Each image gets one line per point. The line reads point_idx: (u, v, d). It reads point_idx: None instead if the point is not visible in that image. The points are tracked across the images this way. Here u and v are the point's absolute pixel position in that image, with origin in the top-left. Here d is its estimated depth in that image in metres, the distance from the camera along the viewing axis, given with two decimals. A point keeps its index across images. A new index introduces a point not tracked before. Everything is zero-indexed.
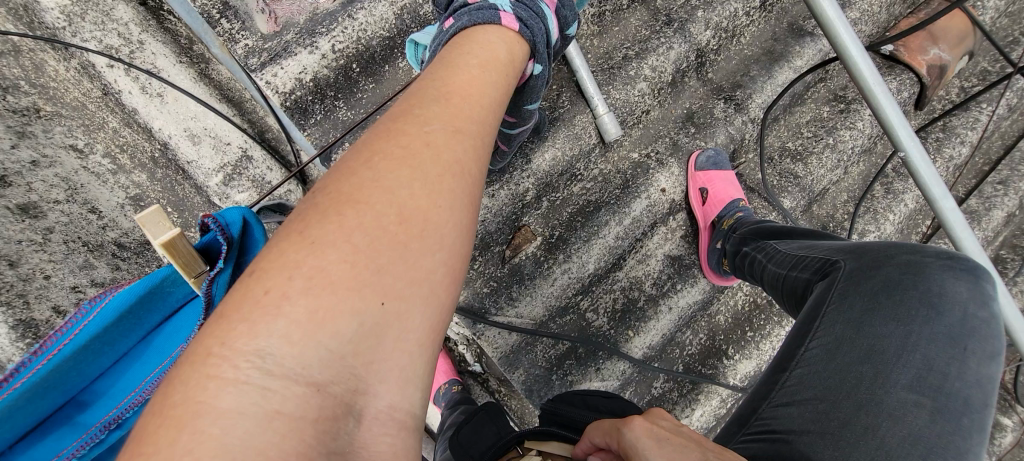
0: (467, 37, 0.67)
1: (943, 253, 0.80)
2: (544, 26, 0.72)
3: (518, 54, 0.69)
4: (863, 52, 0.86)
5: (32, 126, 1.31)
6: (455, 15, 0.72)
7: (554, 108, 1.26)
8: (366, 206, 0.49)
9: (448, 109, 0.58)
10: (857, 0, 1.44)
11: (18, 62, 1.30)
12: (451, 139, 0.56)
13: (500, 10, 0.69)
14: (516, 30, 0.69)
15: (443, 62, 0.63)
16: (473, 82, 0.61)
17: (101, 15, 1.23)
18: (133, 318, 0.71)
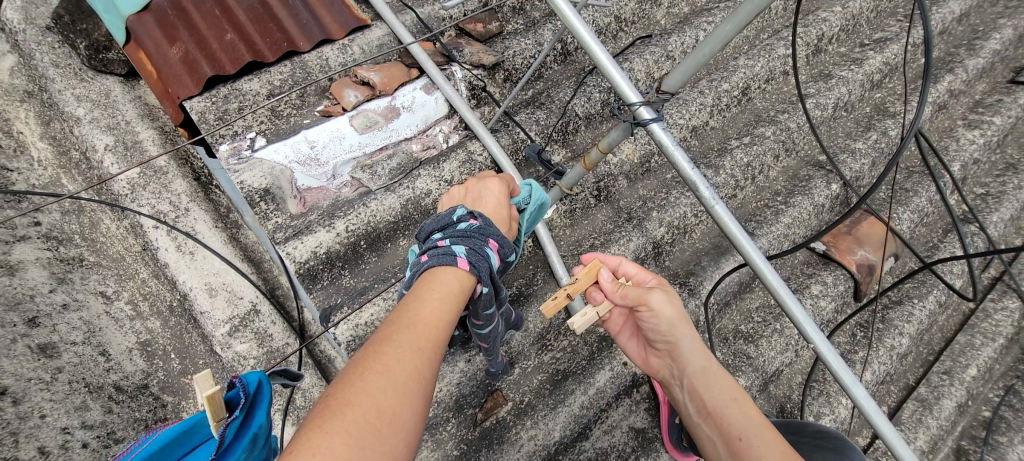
0: (431, 274, 0.86)
1: (817, 433, 1.19)
2: (488, 264, 0.90)
3: (467, 289, 0.87)
4: (763, 260, 1.06)
5: (72, 273, 1.72)
6: (426, 253, 0.90)
7: (530, 285, 1.46)
8: (359, 402, 0.65)
9: (416, 332, 0.76)
10: (788, 208, 1.75)
11: (79, 219, 1.80)
12: (417, 353, 0.74)
13: (455, 255, 0.88)
14: (467, 271, 0.87)
15: (414, 294, 0.82)
16: (434, 309, 0.80)
17: (159, 188, 1.76)
18: (169, 450, 0.83)
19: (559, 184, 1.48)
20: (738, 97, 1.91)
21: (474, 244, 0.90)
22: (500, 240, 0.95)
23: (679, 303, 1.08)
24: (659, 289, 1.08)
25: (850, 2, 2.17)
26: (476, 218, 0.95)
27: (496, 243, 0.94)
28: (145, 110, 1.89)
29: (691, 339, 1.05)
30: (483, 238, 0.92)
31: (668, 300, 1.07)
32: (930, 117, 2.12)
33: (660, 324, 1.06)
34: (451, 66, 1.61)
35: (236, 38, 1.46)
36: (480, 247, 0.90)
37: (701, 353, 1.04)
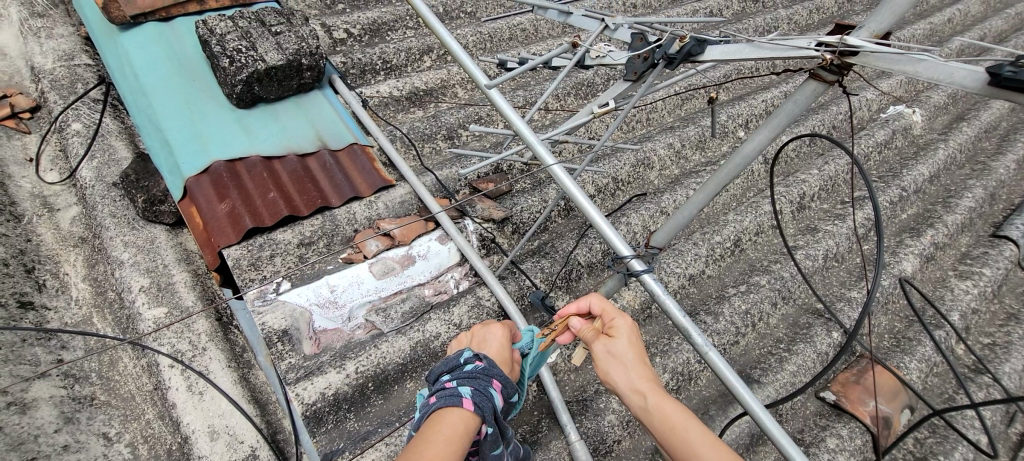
0: (439, 416, 0.90)
1: None
2: (492, 404, 0.94)
3: (472, 430, 0.90)
4: (763, 411, 1.08)
5: (81, 411, 1.76)
6: (435, 395, 0.95)
7: (534, 431, 1.45)
8: None
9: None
10: (791, 356, 1.77)
11: (100, 358, 1.89)
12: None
13: (461, 396, 0.92)
14: (471, 411, 0.91)
15: (421, 438, 0.86)
16: (440, 452, 0.84)
17: (182, 328, 1.88)
18: None
19: None
20: (731, 248, 2.04)
21: (478, 385, 0.95)
22: (504, 380, 1.00)
23: (620, 349, 1.05)
24: (598, 342, 1.08)
25: (825, 166, 2.41)
26: (481, 359, 1.01)
27: (500, 383, 0.99)
28: (183, 255, 2.06)
29: (627, 383, 1.02)
30: (488, 378, 0.97)
31: (605, 352, 1.06)
32: (921, 267, 2.21)
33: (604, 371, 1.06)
34: (464, 219, 1.78)
35: (278, 195, 1.67)
36: (484, 387, 0.95)
37: (638, 393, 1.00)
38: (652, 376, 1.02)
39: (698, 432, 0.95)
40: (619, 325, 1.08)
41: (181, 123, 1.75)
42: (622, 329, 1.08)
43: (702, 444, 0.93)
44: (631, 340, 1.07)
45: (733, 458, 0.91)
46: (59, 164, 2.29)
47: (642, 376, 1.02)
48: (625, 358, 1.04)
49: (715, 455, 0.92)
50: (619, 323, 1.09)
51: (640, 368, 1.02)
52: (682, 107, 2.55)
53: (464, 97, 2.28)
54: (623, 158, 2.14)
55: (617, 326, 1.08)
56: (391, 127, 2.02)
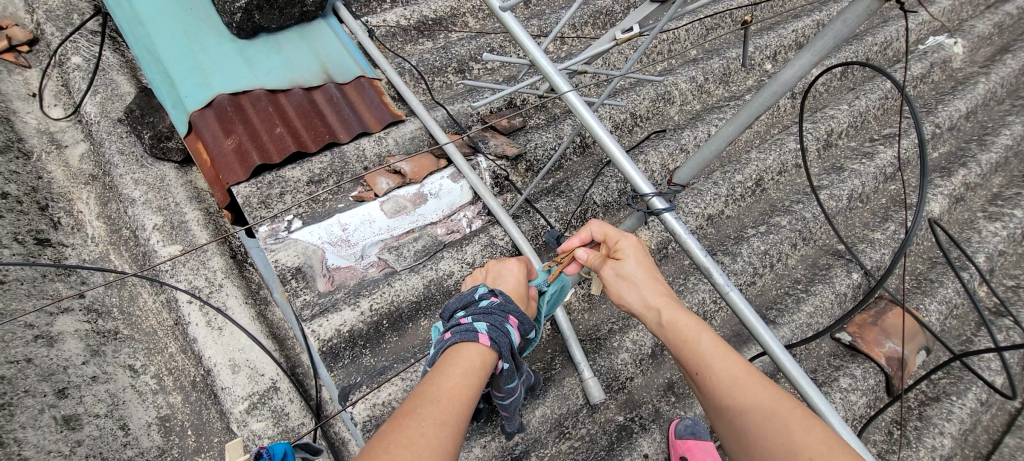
0: (455, 351, 0.89)
1: None
2: (508, 340, 0.94)
3: (490, 364, 0.90)
4: (786, 354, 1.06)
5: (107, 344, 1.82)
6: (451, 330, 0.94)
7: (548, 368, 1.46)
8: None
9: (440, 406, 0.78)
10: (808, 297, 1.74)
11: (120, 293, 1.93)
12: (442, 426, 0.76)
13: (477, 332, 0.92)
14: (489, 346, 0.90)
15: (438, 371, 0.85)
16: (457, 385, 0.83)
17: (196, 266, 1.89)
18: None
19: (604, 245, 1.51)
20: (752, 188, 1.97)
21: (495, 320, 0.94)
22: (520, 316, 0.99)
23: (630, 269, 1.06)
24: (607, 266, 1.09)
25: (855, 101, 2.28)
26: (496, 295, 0.99)
27: (516, 319, 0.98)
28: (193, 193, 2.04)
29: (639, 301, 1.04)
30: (504, 315, 0.96)
31: (614, 274, 1.08)
32: (948, 209, 2.13)
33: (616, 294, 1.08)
34: (476, 156, 1.72)
35: (285, 129, 1.61)
36: (501, 323, 0.94)
37: (651, 309, 1.02)
38: (664, 292, 1.03)
39: (709, 342, 0.94)
40: (625, 246, 1.09)
41: (181, 55, 1.68)
42: (629, 249, 1.08)
43: (712, 353, 0.92)
44: (640, 260, 1.07)
45: (747, 367, 0.90)
46: (62, 100, 2.23)
47: (654, 293, 1.03)
48: (635, 278, 1.05)
49: (725, 363, 0.91)
50: (625, 247, 1.09)
51: (651, 284, 1.04)
52: (707, 37, 2.39)
53: (475, 27, 2.15)
54: (642, 92, 2.04)
55: (624, 249, 1.08)
56: (399, 59, 1.92)
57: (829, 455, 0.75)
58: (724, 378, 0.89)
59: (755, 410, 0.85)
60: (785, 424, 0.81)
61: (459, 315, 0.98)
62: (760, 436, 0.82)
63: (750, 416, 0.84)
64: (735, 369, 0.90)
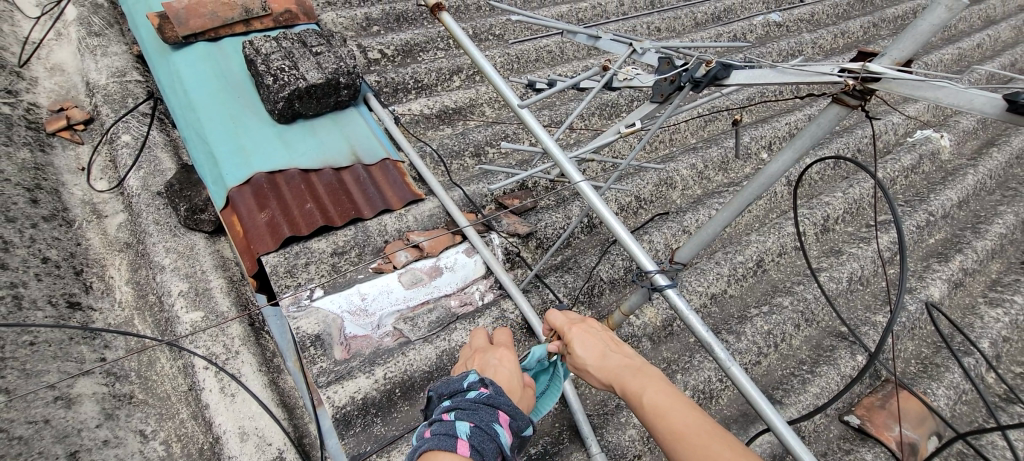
0: (432, 454, 0.91)
1: None
2: (493, 441, 0.94)
3: None
4: (780, 419, 1.09)
5: (120, 408, 1.85)
6: (432, 430, 0.96)
7: (556, 443, 1.48)
8: None
9: None
10: (814, 377, 1.76)
11: (139, 357, 1.98)
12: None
13: (457, 435, 0.93)
14: (469, 452, 0.91)
15: None
16: None
17: (216, 332, 1.96)
18: None
19: (620, 309, 1.58)
20: (754, 268, 2.05)
21: (480, 419, 0.96)
22: (506, 416, 0.99)
23: (581, 355, 1.09)
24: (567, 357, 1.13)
25: (849, 189, 2.41)
26: (483, 390, 1.02)
27: (503, 417, 0.99)
28: (220, 262, 2.15)
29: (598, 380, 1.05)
30: (488, 414, 0.97)
31: (574, 364, 1.11)
32: (949, 293, 2.18)
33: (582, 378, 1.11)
34: (490, 233, 1.83)
35: (314, 207, 1.74)
36: (485, 424, 0.96)
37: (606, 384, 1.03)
38: (614, 364, 1.05)
39: (657, 405, 0.93)
40: (572, 335, 1.12)
41: (226, 136, 1.86)
42: (575, 338, 1.11)
43: (662, 417, 0.92)
44: (588, 343, 1.10)
45: (698, 421, 0.90)
46: (108, 174, 2.41)
47: (606, 370, 1.04)
48: (588, 361, 1.08)
49: (677, 418, 0.91)
50: (572, 337, 1.12)
51: (602, 363, 1.06)
52: (705, 128, 2.58)
53: (491, 116, 2.35)
54: (646, 178, 2.18)
55: (573, 340, 1.11)
56: (422, 144, 2.10)
57: None
58: (676, 439, 0.89)
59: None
60: None
61: (443, 414, 0.99)
62: None
63: None
64: (684, 423, 0.90)
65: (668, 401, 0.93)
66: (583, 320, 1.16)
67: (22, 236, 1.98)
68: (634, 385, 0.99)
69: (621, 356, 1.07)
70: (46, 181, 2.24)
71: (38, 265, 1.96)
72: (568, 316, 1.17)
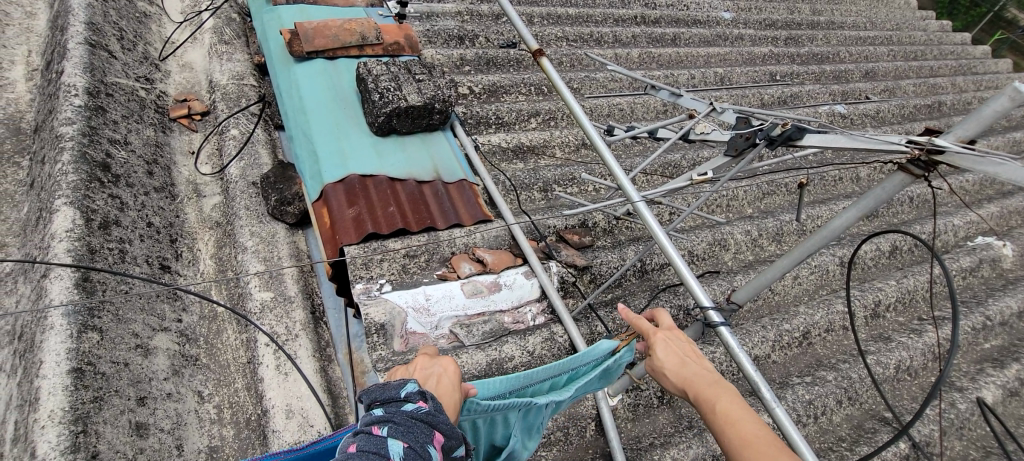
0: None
1: None
2: None
3: None
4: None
5: (186, 367, 2.00)
6: (356, 444, 0.79)
7: None
8: None
9: None
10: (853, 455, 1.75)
11: (209, 324, 2.16)
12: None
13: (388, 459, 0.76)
14: None
15: None
16: None
17: (283, 314, 2.12)
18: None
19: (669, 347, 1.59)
20: (799, 338, 2.07)
21: (414, 440, 0.81)
22: (446, 433, 0.87)
23: (661, 353, 1.17)
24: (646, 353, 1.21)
25: (903, 279, 2.42)
26: (425, 400, 0.88)
27: (441, 436, 0.86)
28: (294, 252, 2.34)
29: (672, 378, 1.14)
30: (428, 430, 0.84)
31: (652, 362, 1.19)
32: (1003, 400, 2.12)
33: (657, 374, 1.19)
34: (550, 261, 1.95)
35: (396, 211, 1.91)
36: (421, 446, 0.81)
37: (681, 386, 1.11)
38: (693, 370, 1.13)
39: (734, 419, 1.01)
40: (655, 338, 1.20)
41: (329, 139, 2.09)
42: (657, 342, 1.19)
43: (730, 424, 1.00)
44: (669, 346, 1.18)
45: (768, 434, 0.97)
46: (213, 160, 2.70)
47: (682, 375, 1.13)
48: (666, 361, 1.16)
49: (750, 430, 0.98)
50: (655, 336, 1.20)
51: (680, 366, 1.14)
52: (763, 200, 2.66)
53: (561, 158, 2.52)
54: (700, 236, 2.27)
55: (655, 342, 1.19)
56: (497, 172, 2.28)
57: None
58: (745, 447, 0.97)
59: None
60: None
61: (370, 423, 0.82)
62: None
63: None
64: (758, 438, 0.97)
65: (738, 411, 1.02)
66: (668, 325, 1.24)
67: (135, 201, 2.24)
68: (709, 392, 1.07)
69: (697, 365, 1.14)
70: (162, 158, 2.54)
71: (142, 227, 2.19)
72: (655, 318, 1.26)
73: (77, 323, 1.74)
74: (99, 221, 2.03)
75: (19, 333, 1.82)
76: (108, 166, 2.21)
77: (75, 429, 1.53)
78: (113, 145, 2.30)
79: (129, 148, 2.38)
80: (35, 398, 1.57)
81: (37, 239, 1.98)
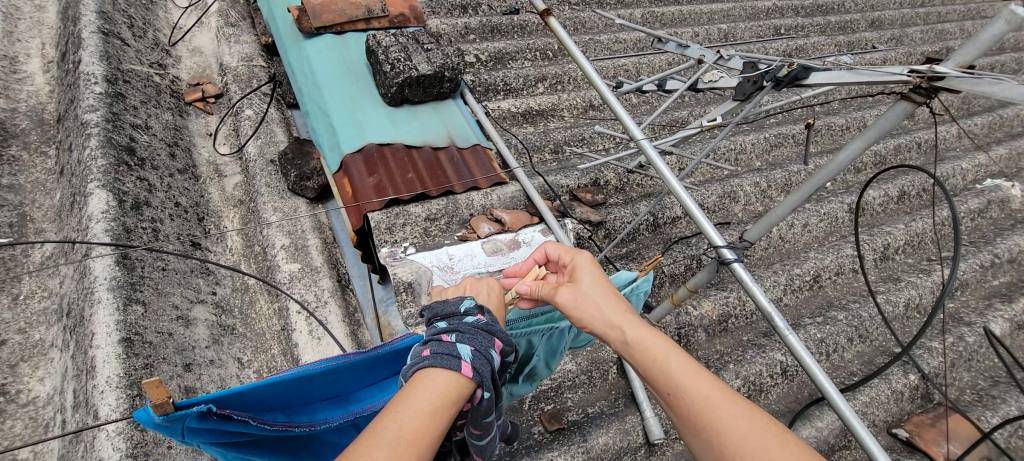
0: (429, 375, 0.83)
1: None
2: (490, 366, 0.89)
3: (465, 395, 0.84)
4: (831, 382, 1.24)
5: (225, 336, 2.11)
6: (429, 348, 0.88)
7: (613, 406, 1.66)
8: None
9: (396, 449, 0.73)
10: (864, 387, 1.83)
11: (242, 296, 2.28)
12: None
13: (460, 360, 0.85)
14: (469, 375, 0.85)
15: (402, 399, 0.80)
16: (422, 417, 0.78)
17: (311, 283, 2.20)
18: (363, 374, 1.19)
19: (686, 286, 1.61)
20: (810, 282, 2.13)
21: (479, 344, 0.89)
22: (505, 340, 0.96)
23: (586, 289, 1.10)
24: (564, 288, 1.11)
25: (912, 222, 2.46)
26: (483, 313, 0.96)
27: (501, 342, 0.94)
28: (317, 224, 2.43)
29: (603, 321, 1.04)
30: (490, 337, 0.92)
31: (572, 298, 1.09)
32: (1011, 333, 2.19)
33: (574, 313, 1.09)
34: (565, 218, 2.02)
35: (414, 176, 1.99)
36: (485, 348, 0.89)
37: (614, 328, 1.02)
38: (625, 310, 1.05)
39: (681, 369, 0.93)
40: (581, 278, 1.12)
41: (345, 112, 2.14)
42: (585, 282, 1.10)
43: (673, 375, 0.93)
44: (593, 282, 1.11)
45: (713, 382, 0.92)
46: (230, 140, 2.77)
47: (613, 315, 1.04)
48: (595, 298, 1.08)
49: (697, 382, 0.91)
50: (579, 273, 1.14)
51: (612, 303, 1.06)
52: (771, 153, 2.70)
53: (569, 121, 2.57)
54: (710, 189, 2.32)
55: (582, 279, 1.12)
56: (508, 137, 2.34)
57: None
58: (692, 398, 0.90)
59: (723, 428, 0.86)
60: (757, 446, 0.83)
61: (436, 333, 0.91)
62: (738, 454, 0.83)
63: (728, 438, 0.85)
64: (708, 391, 0.90)
65: (685, 359, 0.95)
66: (581, 261, 1.16)
67: (162, 182, 2.32)
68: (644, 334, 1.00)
69: (617, 304, 1.07)
70: (182, 140, 2.61)
71: (171, 207, 2.28)
72: (568, 252, 1.20)
73: (122, 296, 1.84)
74: (131, 202, 2.11)
75: (67, 309, 1.93)
76: (133, 149, 2.29)
77: (132, 392, 1.64)
78: (136, 130, 2.38)
79: (150, 132, 2.45)
80: (92, 366, 1.68)
81: (75, 222, 2.07)
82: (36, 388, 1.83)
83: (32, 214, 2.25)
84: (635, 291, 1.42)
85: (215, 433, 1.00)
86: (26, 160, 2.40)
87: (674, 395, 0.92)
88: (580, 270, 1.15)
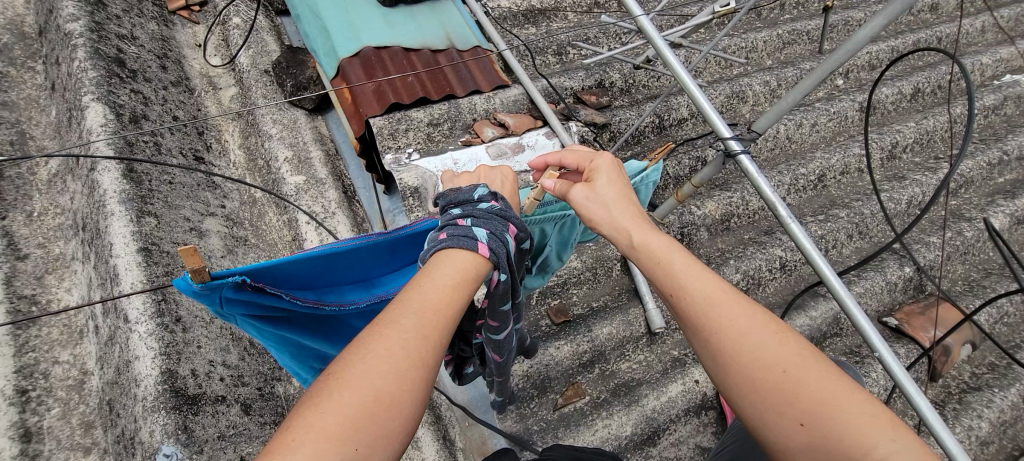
0: (448, 254, 0.92)
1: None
2: (505, 249, 0.98)
3: (483, 273, 0.94)
4: (827, 266, 1.29)
5: (239, 247, 2.17)
6: (447, 232, 0.97)
7: (617, 300, 1.75)
8: (351, 387, 0.73)
9: (424, 318, 0.83)
10: (860, 280, 1.89)
11: (252, 209, 2.31)
12: (422, 340, 0.80)
13: (477, 241, 0.95)
14: (486, 255, 0.94)
15: (426, 278, 0.88)
16: (445, 291, 0.87)
17: (318, 194, 2.21)
18: (382, 256, 1.24)
19: (691, 182, 1.59)
20: (814, 182, 2.14)
21: (494, 228, 0.99)
22: (518, 228, 1.05)
23: (600, 189, 1.10)
24: (580, 185, 1.12)
25: (923, 120, 2.41)
26: (496, 201, 1.04)
27: (513, 230, 1.04)
28: (318, 136, 2.40)
29: (608, 222, 1.06)
30: (503, 224, 1.01)
31: (585, 196, 1.10)
32: (1009, 227, 2.22)
33: (584, 209, 1.10)
34: (569, 122, 1.99)
35: (415, 80, 1.93)
36: (499, 233, 0.98)
37: (620, 231, 1.04)
38: (634, 214, 1.07)
39: (686, 270, 0.95)
40: (598, 178, 1.12)
41: (338, 14, 2.04)
42: (601, 182, 1.11)
43: (675, 275, 0.95)
44: (609, 183, 1.11)
45: (717, 284, 0.94)
46: (221, 51, 2.67)
47: (621, 216, 1.06)
48: (606, 198, 1.09)
49: (700, 283, 0.94)
50: (597, 173, 1.13)
51: (622, 206, 1.07)
52: (783, 51, 2.58)
53: (573, 20, 2.44)
54: (718, 89, 2.26)
55: (599, 179, 1.12)
56: (509, 38, 2.25)
57: (787, 359, 0.85)
58: (693, 298, 0.92)
59: (723, 324, 0.89)
60: (753, 341, 0.87)
61: (454, 221, 0.99)
62: (735, 348, 0.87)
63: (727, 333, 0.88)
64: (711, 291, 0.93)
65: (690, 262, 0.97)
66: (604, 163, 1.15)
67: (157, 95, 2.27)
68: (653, 238, 1.02)
69: (627, 207, 1.08)
70: (172, 52, 2.52)
71: (170, 120, 2.25)
72: (589, 153, 1.19)
73: (134, 209, 1.87)
74: (129, 116, 2.08)
75: (82, 224, 1.97)
76: (123, 61, 2.21)
77: (156, 298, 1.71)
78: (122, 40, 2.29)
79: (138, 43, 2.36)
80: (115, 275, 1.74)
81: (75, 138, 2.06)
82: (65, 298, 1.92)
83: (31, 131, 2.22)
84: (645, 182, 1.44)
85: (250, 306, 1.07)
86: (15, 76, 2.33)
87: (675, 293, 0.94)
88: (595, 171, 1.14)
